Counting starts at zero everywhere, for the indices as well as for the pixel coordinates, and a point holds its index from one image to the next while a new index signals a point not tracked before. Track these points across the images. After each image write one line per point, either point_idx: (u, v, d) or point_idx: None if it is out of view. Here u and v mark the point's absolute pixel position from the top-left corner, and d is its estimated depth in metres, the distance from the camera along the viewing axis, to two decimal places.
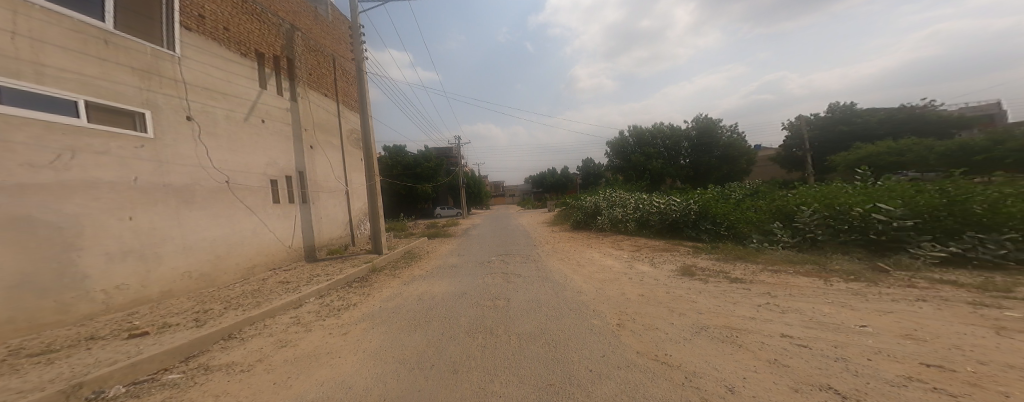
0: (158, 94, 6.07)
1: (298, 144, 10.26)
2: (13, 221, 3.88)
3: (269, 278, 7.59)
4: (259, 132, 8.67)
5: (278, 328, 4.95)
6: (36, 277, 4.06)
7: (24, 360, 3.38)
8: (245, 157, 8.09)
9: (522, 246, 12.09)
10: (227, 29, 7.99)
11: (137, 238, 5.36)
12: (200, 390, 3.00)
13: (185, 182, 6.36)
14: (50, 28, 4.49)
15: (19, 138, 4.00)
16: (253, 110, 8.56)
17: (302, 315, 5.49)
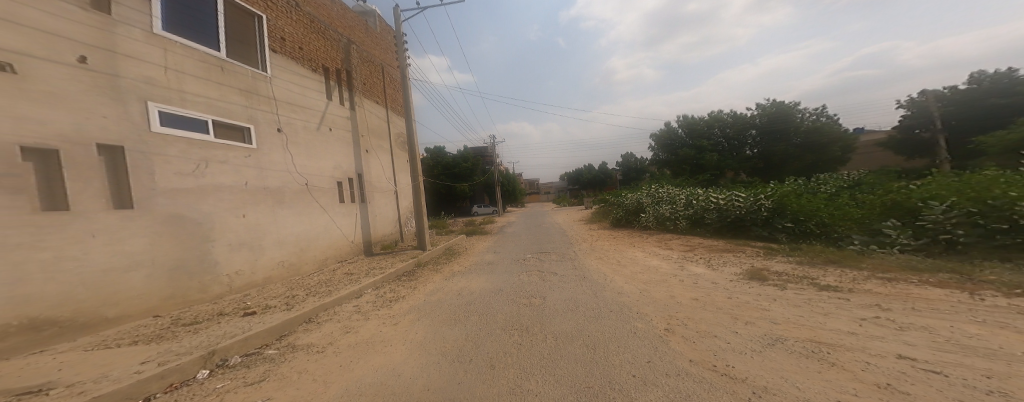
0: (258, 110, 7.21)
1: (357, 148, 11.36)
2: (171, 218, 4.99)
3: (339, 269, 8.59)
4: (328, 139, 9.78)
5: (343, 315, 5.59)
6: (185, 262, 5.15)
7: (181, 328, 4.32)
8: (319, 162, 9.20)
9: (558, 244, 11.98)
10: (300, 48, 9.11)
11: (248, 233, 6.46)
12: (289, 365, 3.58)
13: (278, 185, 7.47)
14: (186, 61, 5.67)
15: (173, 153, 5.13)
16: (323, 120, 9.68)
17: (362, 305, 6.15)
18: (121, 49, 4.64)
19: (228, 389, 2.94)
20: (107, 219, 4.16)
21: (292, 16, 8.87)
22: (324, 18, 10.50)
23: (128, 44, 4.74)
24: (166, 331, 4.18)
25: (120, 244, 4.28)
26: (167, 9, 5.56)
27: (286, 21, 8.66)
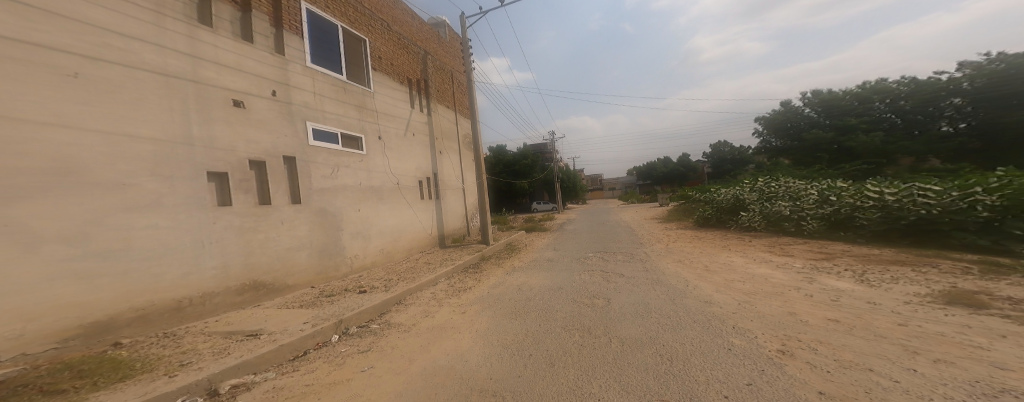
0: (368, 122, 8.75)
1: (433, 149, 12.47)
2: (319, 210, 6.67)
3: (421, 258, 9.77)
4: (412, 144, 11.10)
5: (423, 300, 6.39)
6: (325, 246, 6.77)
7: (324, 298, 5.66)
8: (406, 164, 10.53)
9: (629, 244, 10.96)
10: (392, 63, 10.38)
11: (362, 224, 7.96)
12: (386, 340, 4.33)
13: (381, 184, 8.91)
14: (325, 85, 7.37)
15: (320, 159, 6.86)
16: (408, 126, 10.93)
17: (437, 292, 6.92)
18: (290, 82, 6.45)
19: (345, 355, 3.74)
20: (287, 212, 5.93)
21: (385, 37, 10.07)
22: (408, 34, 11.63)
23: (296, 78, 6.59)
24: (316, 299, 5.57)
25: (293, 229, 6.00)
26: (314, 47, 7.36)
27: (382, 41, 9.91)
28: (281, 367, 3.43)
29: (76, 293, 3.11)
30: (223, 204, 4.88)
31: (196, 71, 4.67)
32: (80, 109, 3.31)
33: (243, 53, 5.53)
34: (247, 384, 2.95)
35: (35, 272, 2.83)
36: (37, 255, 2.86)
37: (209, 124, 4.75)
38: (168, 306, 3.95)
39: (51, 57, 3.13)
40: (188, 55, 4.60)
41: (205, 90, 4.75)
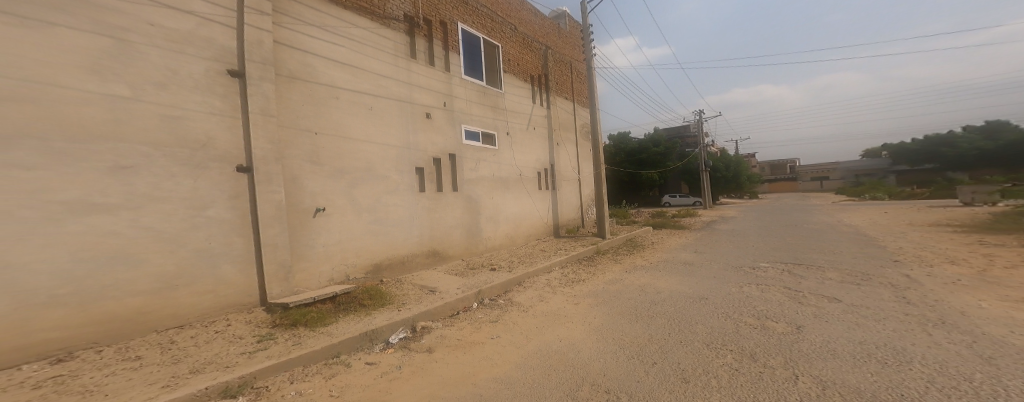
0: (503, 121, 8.89)
1: (549, 142, 11.71)
2: (469, 198, 7.20)
3: (541, 245, 9.82)
4: (534, 136, 10.74)
5: (539, 285, 6.44)
6: (471, 227, 7.27)
7: (469, 270, 6.32)
8: (531, 155, 10.46)
9: (820, 254, 7.79)
10: (517, 63, 10.27)
11: (496, 211, 8.34)
12: (510, 315, 4.60)
13: (508, 175, 8.95)
14: (471, 93, 7.53)
15: (470, 155, 7.32)
16: (531, 121, 10.64)
17: (551, 279, 7.02)
18: (453, 92, 6.94)
19: (481, 321, 4.33)
20: (450, 197, 6.62)
21: (512, 39, 10.00)
22: (530, 32, 11.24)
23: (457, 89, 7.06)
24: (465, 270, 6.28)
25: (453, 211, 6.65)
26: (469, 60, 7.67)
27: (510, 43, 9.85)
28: (446, 319, 4.33)
29: (367, 246, 4.92)
30: (422, 191, 5.98)
31: (410, 94, 5.86)
32: (370, 129, 5.09)
33: (431, 75, 6.36)
34: (430, 326, 3.94)
35: (363, 227, 4.86)
36: (361, 218, 4.84)
37: (416, 132, 5.89)
38: (396, 260, 5.37)
39: (365, 99, 5.07)
40: (406, 83, 5.79)
41: (414, 108, 5.91)
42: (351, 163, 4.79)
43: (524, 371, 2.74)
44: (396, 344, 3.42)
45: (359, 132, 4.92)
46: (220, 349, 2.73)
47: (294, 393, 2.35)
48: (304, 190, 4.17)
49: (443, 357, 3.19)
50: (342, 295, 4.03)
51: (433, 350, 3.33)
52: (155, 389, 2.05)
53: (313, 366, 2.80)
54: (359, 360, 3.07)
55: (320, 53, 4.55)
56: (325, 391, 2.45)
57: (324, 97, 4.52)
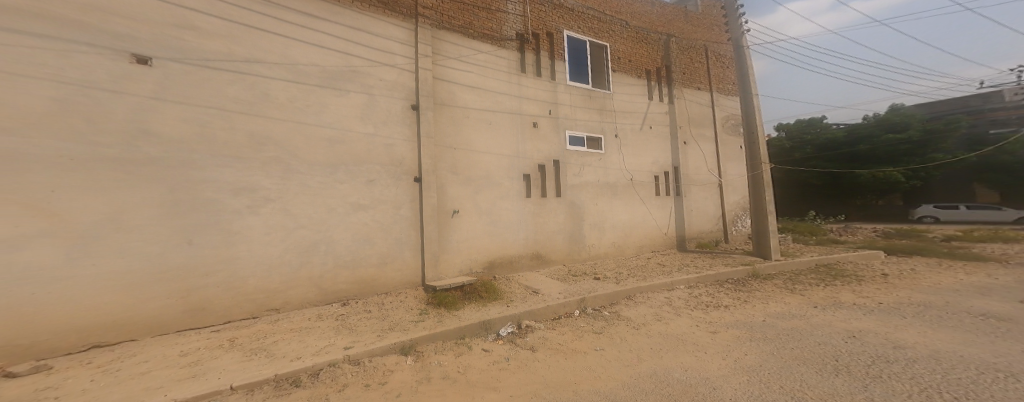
0: (609, 124, 8.36)
1: (673, 142, 10.07)
2: (571, 205, 7.13)
3: (654, 258, 8.60)
4: (649, 138, 9.51)
5: (656, 302, 5.62)
6: (574, 231, 7.25)
7: (571, 276, 6.32)
8: (642, 158, 9.20)
9: None
10: (629, 60, 9.33)
11: (598, 217, 7.89)
12: (616, 329, 4.41)
13: (614, 180, 8.34)
14: (576, 99, 7.54)
15: (573, 160, 7.30)
16: (645, 119, 9.43)
17: (674, 299, 5.81)
18: (558, 100, 7.09)
19: (584, 330, 4.27)
20: (554, 203, 6.76)
21: (622, 35, 9.32)
22: (647, 24, 10.10)
23: (561, 97, 7.19)
24: (566, 276, 6.31)
25: (555, 217, 6.77)
26: (574, 66, 7.73)
27: (620, 40, 9.17)
28: (548, 322, 4.46)
29: (487, 245, 5.52)
30: (528, 196, 6.29)
31: (521, 106, 6.29)
32: (488, 141, 5.68)
33: (539, 86, 6.69)
34: (534, 327, 4.10)
35: (478, 230, 5.42)
36: (480, 219, 5.45)
37: (524, 141, 6.26)
38: (506, 259, 5.82)
39: (484, 115, 5.67)
40: (516, 96, 6.22)
41: (524, 119, 6.31)
42: (475, 171, 5.46)
43: (632, 392, 2.57)
44: (506, 337, 3.73)
45: (481, 144, 5.57)
46: (399, 317, 3.78)
47: (436, 362, 3.05)
48: (446, 195, 5.08)
49: (545, 358, 3.30)
50: (468, 285, 4.58)
51: (535, 350, 3.48)
52: (369, 338, 3.21)
53: (446, 342, 3.45)
54: (478, 345, 3.50)
55: (457, 81, 5.42)
56: (452, 368, 2.97)
57: (458, 117, 5.36)
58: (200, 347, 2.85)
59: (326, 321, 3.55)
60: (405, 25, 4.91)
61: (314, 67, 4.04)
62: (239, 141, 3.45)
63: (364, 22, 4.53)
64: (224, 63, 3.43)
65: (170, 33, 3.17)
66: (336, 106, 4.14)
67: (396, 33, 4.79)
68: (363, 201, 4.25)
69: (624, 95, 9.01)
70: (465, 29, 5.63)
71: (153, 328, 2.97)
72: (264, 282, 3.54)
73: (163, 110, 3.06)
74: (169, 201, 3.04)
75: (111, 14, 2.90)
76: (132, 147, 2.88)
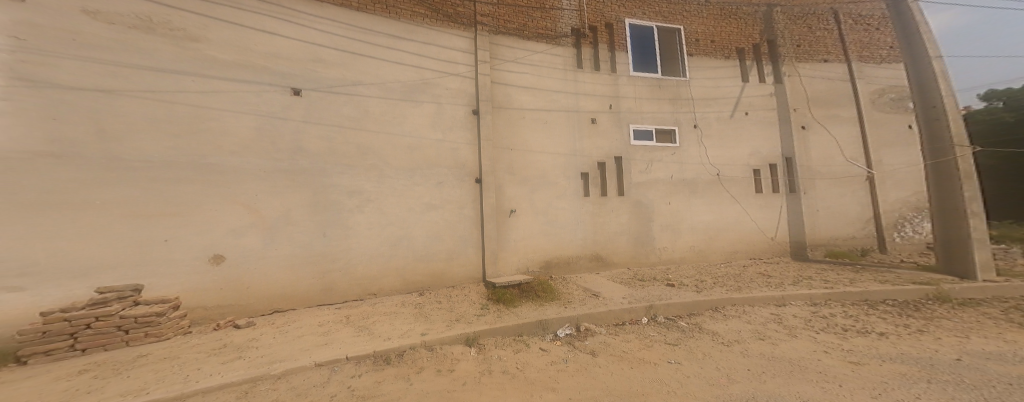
0: (683, 114, 7.06)
1: (786, 128, 7.61)
2: (637, 203, 6.47)
3: (753, 268, 6.63)
4: (744, 126, 7.42)
5: (757, 319, 4.37)
6: (641, 233, 6.53)
7: (637, 281, 5.73)
8: (733, 150, 7.29)
9: None
10: (713, 40, 7.52)
11: (672, 218, 6.79)
12: (697, 344, 3.75)
13: (693, 176, 6.97)
14: (642, 89, 6.82)
15: (638, 156, 6.58)
16: (738, 105, 7.50)
17: (787, 318, 4.38)
18: (620, 93, 6.60)
19: (653, 340, 3.90)
20: (616, 202, 6.30)
21: (701, 11, 7.49)
22: None
23: (624, 89, 6.65)
24: (631, 280, 5.74)
25: (618, 217, 6.30)
26: (637, 55, 7.01)
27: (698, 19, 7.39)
28: (610, 328, 4.21)
29: (540, 245, 5.50)
30: (586, 195, 6.06)
31: (578, 103, 6.10)
32: (544, 141, 5.66)
33: (597, 79, 6.36)
34: (594, 330, 3.96)
35: (536, 229, 5.47)
36: (539, 218, 5.50)
37: (582, 139, 6.05)
38: (564, 259, 5.71)
39: (541, 115, 5.70)
40: (573, 93, 6.07)
41: (581, 116, 6.11)
42: (532, 172, 5.51)
43: None
44: (564, 339, 3.67)
45: (535, 144, 5.57)
46: (464, 309, 4.02)
47: (495, 356, 3.18)
48: (504, 195, 5.22)
49: (607, 365, 3.16)
50: (526, 284, 4.63)
51: (595, 354, 3.37)
52: (439, 327, 3.46)
53: (505, 338, 3.53)
54: (536, 344, 3.53)
55: (514, 83, 5.53)
56: (511, 363, 3.07)
57: (515, 119, 5.46)
58: (327, 320, 3.54)
59: (408, 308, 3.94)
60: (466, 35, 5.18)
61: (397, 83, 4.51)
62: (349, 151, 4.11)
63: (434, 35, 4.89)
64: (343, 87, 4.16)
65: (311, 68, 4.04)
66: (413, 116, 4.57)
67: (459, 43, 5.09)
68: (434, 201, 4.62)
69: (710, 82, 7.31)
70: (521, 30, 5.71)
71: (310, 299, 3.87)
72: (370, 270, 4.16)
73: (311, 130, 3.96)
74: (314, 202, 3.91)
75: (275, 59, 3.86)
76: (291, 161, 3.83)
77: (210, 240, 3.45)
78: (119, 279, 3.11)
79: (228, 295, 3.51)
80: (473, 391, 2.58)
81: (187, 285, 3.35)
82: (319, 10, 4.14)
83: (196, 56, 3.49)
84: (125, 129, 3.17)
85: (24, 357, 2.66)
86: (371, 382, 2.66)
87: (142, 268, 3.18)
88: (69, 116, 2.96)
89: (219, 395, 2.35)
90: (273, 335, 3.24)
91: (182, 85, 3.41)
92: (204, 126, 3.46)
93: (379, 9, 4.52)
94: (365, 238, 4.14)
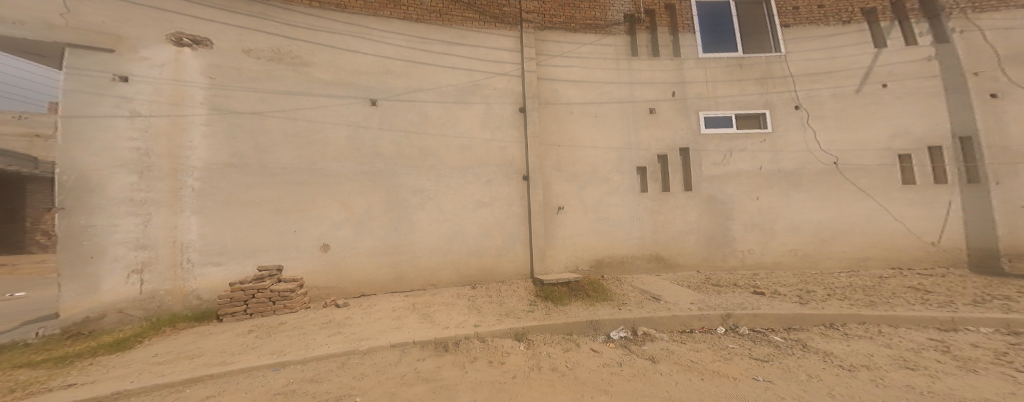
0: (775, 94, 6.01)
1: (953, 99, 5.78)
2: (708, 199, 5.75)
3: (899, 278, 5.14)
4: (881, 101, 5.88)
5: (901, 346, 3.20)
6: (715, 233, 5.74)
7: (709, 286, 5.01)
8: (862, 133, 5.84)
9: None
10: (822, 4, 6.28)
11: (762, 216, 5.78)
12: (795, 362, 3.00)
13: (791, 167, 5.82)
14: (716, 71, 6.03)
15: (711, 147, 5.84)
16: (869, 76, 5.97)
17: (956, 346, 3.17)
18: (686, 78, 5.96)
19: (733, 353, 3.26)
20: (681, 198, 5.71)
21: None
22: None
23: (690, 73, 5.98)
24: (702, 285, 5.07)
25: (685, 215, 5.69)
26: (705, 35, 6.25)
27: None
28: (674, 334, 3.76)
29: (591, 242, 5.32)
30: (644, 191, 5.67)
31: (633, 93, 5.73)
32: (594, 135, 5.46)
33: (655, 66, 5.88)
34: (653, 335, 3.66)
35: (585, 225, 5.30)
36: (585, 215, 5.31)
37: (638, 131, 5.68)
38: (617, 258, 5.43)
39: (591, 109, 5.50)
40: (627, 83, 5.72)
41: (636, 106, 5.72)
42: (581, 167, 5.36)
43: None
44: (617, 341, 3.51)
45: (585, 139, 5.41)
46: (512, 305, 4.10)
47: (544, 353, 3.18)
48: (551, 192, 5.19)
49: (669, 372, 2.90)
50: (575, 283, 4.54)
51: (655, 361, 3.10)
52: (490, 320, 3.61)
53: (554, 336, 3.52)
54: (586, 344, 3.44)
55: (561, 78, 5.45)
56: (561, 361, 3.05)
57: (563, 114, 5.38)
58: (403, 305, 3.96)
59: (463, 300, 4.19)
60: (512, 34, 5.27)
61: (451, 87, 4.82)
62: (414, 154, 4.54)
63: (483, 38, 5.09)
64: (415, 95, 4.63)
65: (385, 80, 4.53)
66: (465, 117, 4.83)
67: (505, 42, 5.20)
68: (485, 198, 4.82)
69: (814, 55, 6.08)
70: (568, 24, 5.60)
71: (392, 284, 4.37)
72: (438, 260, 4.57)
73: (390, 136, 4.46)
74: (394, 199, 4.40)
75: (358, 74, 4.41)
76: (374, 163, 4.35)
77: (319, 233, 4.10)
78: (272, 259, 3.92)
79: (332, 279, 4.13)
80: (523, 386, 2.63)
81: (308, 269, 4.04)
82: (386, 25, 4.60)
83: (306, 77, 4.19)
84: (270, 142, 3.97)
85: (223, 315, 3.55)
86: (433, 366, 2.90)
87: (280, 253, 3.95)
88: (241, 134, 3.86)
89: (324, 363, 2.87)
90: (361, 316, 3.70)
91: (299, 103, 4.12)
92: (318, 137, 4.15)
93: (434, 19, 4.87)
94: (426, 233, 4.52)
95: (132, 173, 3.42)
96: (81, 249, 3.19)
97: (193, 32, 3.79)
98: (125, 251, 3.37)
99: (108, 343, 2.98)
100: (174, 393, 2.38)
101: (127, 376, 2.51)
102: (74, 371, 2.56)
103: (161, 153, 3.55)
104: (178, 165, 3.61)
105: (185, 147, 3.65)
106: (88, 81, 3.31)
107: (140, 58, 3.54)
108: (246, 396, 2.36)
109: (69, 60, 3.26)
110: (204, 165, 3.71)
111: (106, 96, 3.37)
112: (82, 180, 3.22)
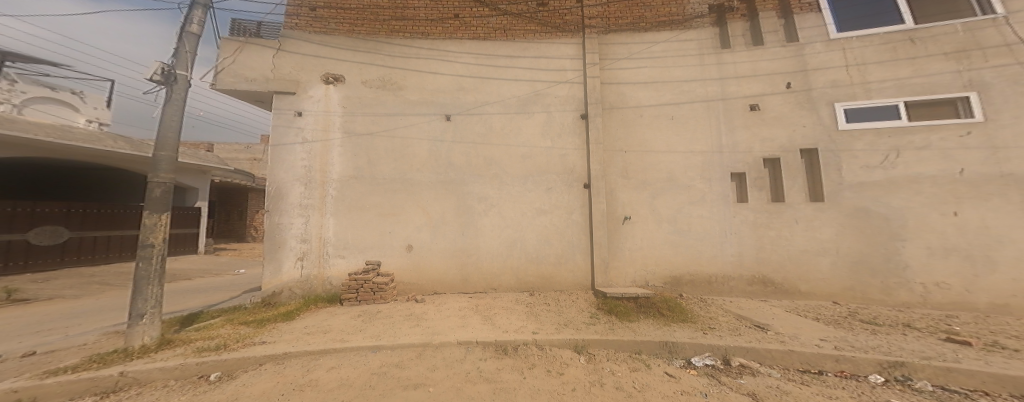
0: (986, 68, 4.36)
1: None
2: (855, 211, 4.43)
3: None
4: None
5: None
6: (869, 258, 4.35)
7: (857, 323, 3.75)
8: None
9: None
10: None
11: (966, 237, 4.11)
12: None
13: (1019, 169, 4.05)
14: (867, 50, 4.74)
15: (859, 146, 4.53)
16: None
17: None
18: (811, 65, 4.84)
19: None
20: (805, 211, 4.55)
21: None
22: None
23: (817, 58, 4.85)
24: (843, 319, 3.84)
25: (813, 230, 4.50)
26: (839, 10, 5.02)
27: None
28: (792, 373, 2.91)
29: (668, 256, 4.72)
30: (743, 200, 4.79)
31: (723, 89, 5.00)
32: (671, 139, 4.93)
33: (758, 56, 4.98)
34: (753, 368, 2.96)
35: (661, 238, 4.75)
36: (661, 228, 4.76)
37: (733, 132, 4.88)
38: (702, 277, 4.67)
39: (669, 110, 5.01)
40: (717, 79, 5.03)
41: (729, 104, 4.96)
42: (655, 174, 4.88)
43: None
44: (701, 369, 2.98)
45: (661, 144, 4.92)
46: (572, 315, 3.95)
47: (607, 370, 2.94)
48: (617, 201, 4.86)
49: None
50: (643, 298, 4.08)
51: (757, 399, 2.46)
52: (549, 328, 3.56)
53: (619, 353, 3.23)
54: (660, 367, 3.03)
55: (629, 80, 5.16)
56: (627, 381, 2.76)
57: (631, 117, 5.05)
58: (468, 306, 4.25)
59: (522, 306, 4.24)
60: (574, 41, 5.29)
61: (514, 98, 5.10)
62: (481, 164, 4.92)
63: (545, 47, 5.27)
64: (488, 107, 5.07)
65: (458, 96, 5.09)
66: (526, 127, 5.03)
67: (567, 50, 5.26)
68: (544, 206, 4.85)
69: None
70: (636, 23, 5.31)
71: (459, 285, 4.75)
72: (502, 266, 4.76)
73: (465, 148, 4.96)
74: (468, 206, 4.83)
75: (438, 94, 5.08)
76: (448, 173, 4.88)
77: (404, 235, 4.76)
78: (381, 254, 4.73)
79: (414, 277, 4.73)
80: (582, 400, 2.48)
81: (398, 265, 4.73)
82: (460, 46, 5.21)
83: (401, 99, 5.02)
84: (381, 157, 4.87)
85: (344, 299, 4.40)
86: (494, 367, 3.00)
87: (381, 251, 4.74)
88: (361, 151, 4.85)
89: (406, 351, 3.28)
90: (434, 312, 4.12)
91: (400, 122, 4.96)
92: (409, 151, 4.92)
93: (499, 35, 5.29)
94: (489, 238, 4.79)
95: (301, 183, 4.70)
96: (274, 239, 4.58)
97: (335, 72, 4.97)
98: (295, 242, 4.62)
99: (283, 313, 4.06)
100: (313, 360, 3.07)
101: (292, 340, 3.38)
102: (264, 332, 3.58)
103: (316, 167, 4.76)
104: (325, 177, 4.76)
105: (330, 163, 4.79)
106: (283, 117, 4.79)
107: (309, 96, 4.88)
108: (353, 372, 2.89)
109: (277, 103, 4.81)
110: (340, 177, 4.78)
111: (290, 127, 4.79)
112: (275, 190, 4.64)
